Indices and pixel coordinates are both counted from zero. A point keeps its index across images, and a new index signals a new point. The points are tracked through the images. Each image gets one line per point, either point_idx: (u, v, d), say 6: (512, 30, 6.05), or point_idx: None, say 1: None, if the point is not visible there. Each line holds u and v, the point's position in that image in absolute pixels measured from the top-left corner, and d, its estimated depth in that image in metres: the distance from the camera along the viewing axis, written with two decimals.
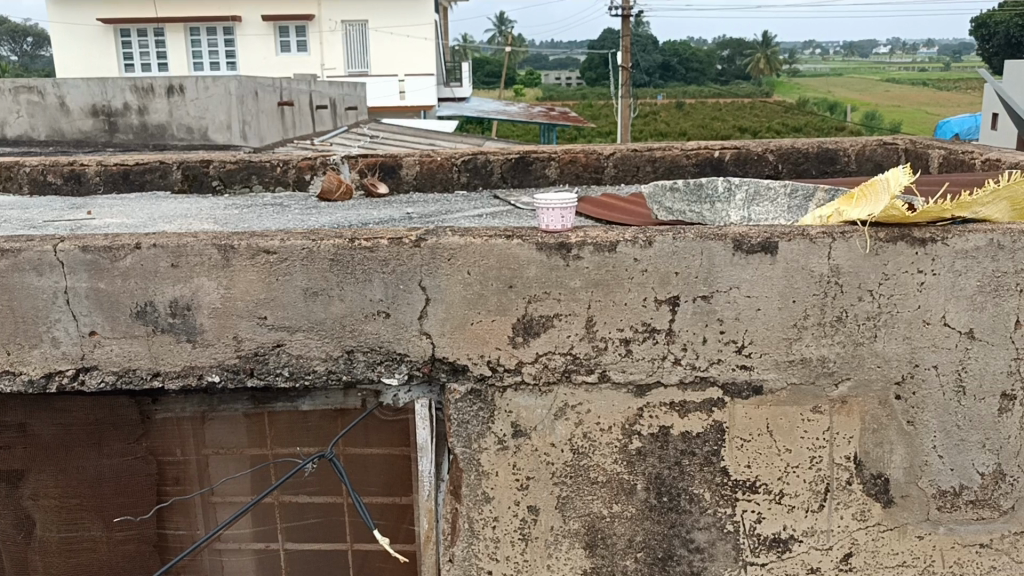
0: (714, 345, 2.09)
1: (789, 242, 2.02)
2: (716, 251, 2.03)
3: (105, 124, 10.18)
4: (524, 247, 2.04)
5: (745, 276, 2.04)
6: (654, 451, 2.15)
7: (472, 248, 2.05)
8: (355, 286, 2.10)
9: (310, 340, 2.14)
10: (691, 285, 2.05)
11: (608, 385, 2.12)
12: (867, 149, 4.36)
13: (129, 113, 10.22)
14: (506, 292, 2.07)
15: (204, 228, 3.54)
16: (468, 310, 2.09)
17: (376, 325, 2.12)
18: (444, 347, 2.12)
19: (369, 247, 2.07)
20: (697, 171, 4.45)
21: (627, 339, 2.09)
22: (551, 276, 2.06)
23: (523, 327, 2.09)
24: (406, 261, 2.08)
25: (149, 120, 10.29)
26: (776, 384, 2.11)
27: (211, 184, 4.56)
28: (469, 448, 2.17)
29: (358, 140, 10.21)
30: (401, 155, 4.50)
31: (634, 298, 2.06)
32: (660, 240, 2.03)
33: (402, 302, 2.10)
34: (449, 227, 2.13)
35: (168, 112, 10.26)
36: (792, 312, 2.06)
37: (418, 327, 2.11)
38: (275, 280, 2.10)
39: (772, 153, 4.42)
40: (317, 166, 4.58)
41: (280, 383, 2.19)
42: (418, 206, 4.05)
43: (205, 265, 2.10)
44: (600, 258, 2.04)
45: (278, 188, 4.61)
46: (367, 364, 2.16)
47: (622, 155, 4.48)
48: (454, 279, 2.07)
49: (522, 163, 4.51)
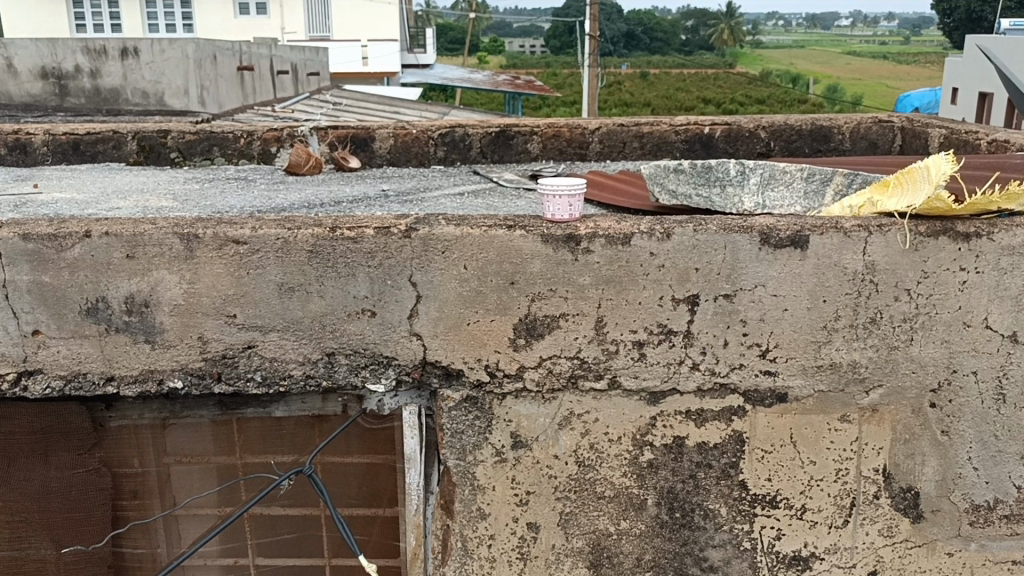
0: (736, 349, 1.89)
1: (821, 236, 1.82)
2: (741, 245, 1.83)
3: (53, 87, 9.69)
4: (528, 239, 1.82)
5: (772, 273, 1.84)
6: (667, 463, 1.96)
7: (470, 240, 1.82)
8: (336, 281, 1.87)
9: (286, 341, 1.91)
10: (713, 283, 1.85)
11: (618, 392, 1.92)
12: (863, 127, 4.18)
13: (79, 76, 9.74)
14: (506, 290, 1.86)
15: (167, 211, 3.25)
16: (464, 309, 1.87)
17: (360, 325, 1.90)
18: (436, 350, 1.90)
19: (353, 238, 1.84)
20: (685, 148, 4.25)
21: (641, 342, 1.88)
22: (558, 273, 1.84)
23: (525, 329, 1.88)
24: (395, 255, 1.85)
25: (100, 82, 9.84)
26: (802, 391, 1.92)
27: (169, 156, 4.26)
28: (463, 461, 1.96)
29: (321, 107, 9.85)
30: (374, 127, 4.23)
31: (649, 297, 1.86)
32: (679, 232, 1.82)
33: (389, 299, 1.88)
34: (442, 215, 1.90)
35: (122, 76, 9.79)
36: (822, 312, 1.87)
37: (408, 328, 1.89)
38: (245, 274, 1.86)
39: (764, 130, 4.22)
40: (283, 138, 4.30)
41: (250, 390, 1.95)
42: (393, 182, 3.80)
43: (166, 257, 1.85)
44: (613, 252, 1.83)
45: (241, 161, 4.33)
46: (350, 368, 1.93)
47: (608, 130, 4.26)
48: (448, 274, 1.85)
49: (502, 137, 4.27)
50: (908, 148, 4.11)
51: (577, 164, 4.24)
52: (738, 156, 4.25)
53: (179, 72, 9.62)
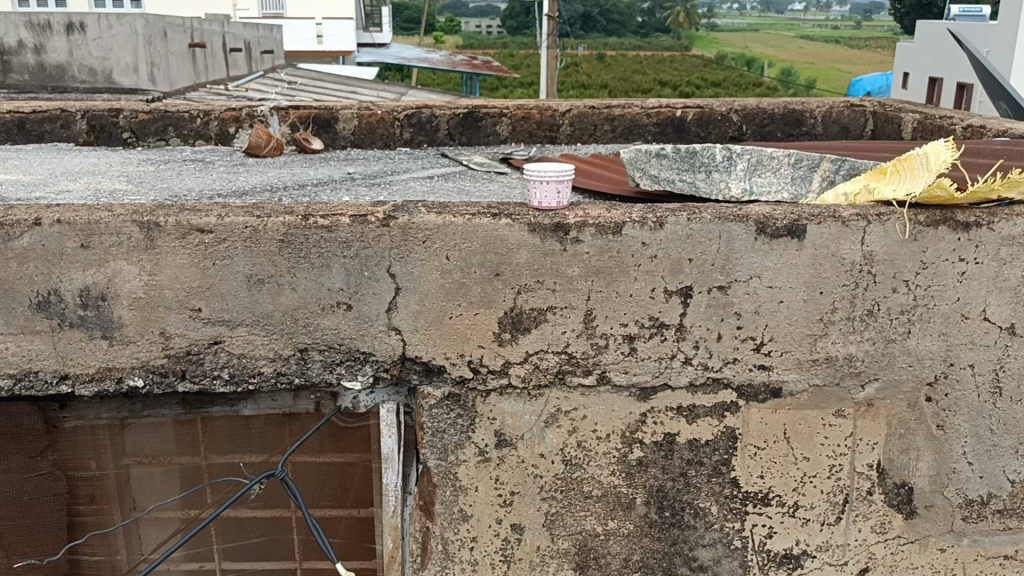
0: (729, 343, 1.82)
1: (818, 225, 1.75)
2: (736, 235, 1.75)
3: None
4: (514, 228, 1.73)
5: (768, 264, 1.77)
6: (657, 461, 1.88)
7: (452, 229, 1.73)
8: (310, 273, 1.76)
9: (255, 336, 1.79)
10: (707, 275, 1.77)
11: (607, 388, 1.84)
12: (835, 111, 4.13)
13: (23, 51, 8.65)
14: (491, 281, 1.76)
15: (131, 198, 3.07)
16: (446, 302, 1.78)
17: (334, 320, 1.79)
18: (416, 345, 1.80)
19: (328, 227, 1.73)
20: (657, 131, 4.17)
21: (631, 335, 1.80)
22: (545, 263, 1.76)
23: (510, 322, 1.79)
24: (373, 244, 1.75)
25: (46, 58, 8.71)
26: (796, 386, 1.86)
27: (122, 136, 4.07)
28: (444, 461, 1.86)
29: (278, 86, 9.60)
30: (337, 107, 4.09)
31: (641, 289, 1.77)
32: (672, 221, 1.74)
33: (366, 292, 1.77)
34: (421, 202, 1.80)
35: (66, 51, 8.70)
36: (818, 304, 1.80)
37: (386, 322, 1.79)
38: (211, 265, 1.75)
39: (736, 113, 4.16)
40: (242, 118, 4.13)
41: (217, 388, 1.83)
42: (358, 165, 3.67)
43: (125, 246, 1.72)
44: (603, 242, 1.74)
45: (198, 142, 4.16)
46: (324, 365, 1.82)
47: (579, 112, 4.16)
48: (430, 265, 1.76)
49: (471, 119, 4.15)
50: (880, 133, 4.07)
51: (547, 146, 4.14)
52: (710, 140, 4.18)
53: (128, 49, 8.63)
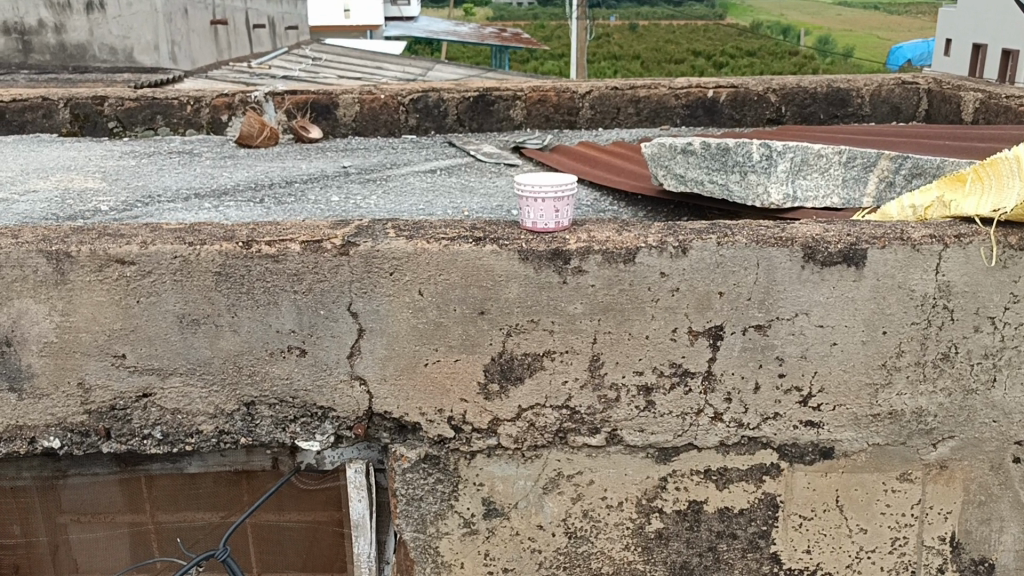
0: (769, 394, 1.48)
1: (881, 250, 1.40)
2: (778, 262, 1.41)
3: (16, 43, 7.04)
4: (501, 256, 1.41)
5: (818, 298, 1.43)
6: (680, 533, 1.56)
7: (425, 257, 1.41)
8: (254, 312, 1.44)
9: (191, 387, 1.48)
10: (742, 312, 1.44)
11: (619, 449, 1.51)
12: (885, 90, 3.72)
13: (42, 30, 7.04)
14: (474, 321, 1.44)
15: (100, 202, 2.73)
16: (420, 347, 1.45)
17: (285, 367, 1.47)
18: (384, 398, 1.48)
19: (274, 256, 1.42)
20: (686, 114, 3.79)
21: (648, 386, 1.47)
22: (540, 299, 1.43)
23: (499, 371, 1.46)
24: (329, 278, 1.43)
25: (66, 37, 7.10)
26: (852, 446, 1.51)
27: (107, 126, 3.78)
28: (422, 534, 1.55)
29: (300, 62, 9.28)
30: (337, 92, 3.74)
31: (659, 330, 1.44)
32: (699, 246, 1.40)
33: (323, 334, 1.45)
34: (391, 225, 1.48)
35: (87, 29, 7.07)
36: (880, 348, 1.45)
37: (348, 371, 1.47)
38: (134, 303, 1.44)
39: (774, 93, 3.76)
40: (235, 105, 3.79)
41: (147, 449, 1.53)
42: (356, 156, 3.35)
43: (31, 282, 1.42)
44: (611, 273, 1.41)
45: (188, 131, 3.83)
46: (275, 423, 1.51)
47: (600, 94, 3.79)
48: (399, 302, 1.43)
49: (482, 102, 3.79)
50: (935, 113, 3.65)
51: (565, 133, 3.78)
52: (745, 123, 3.79)
53: (150, 25, 7.08)
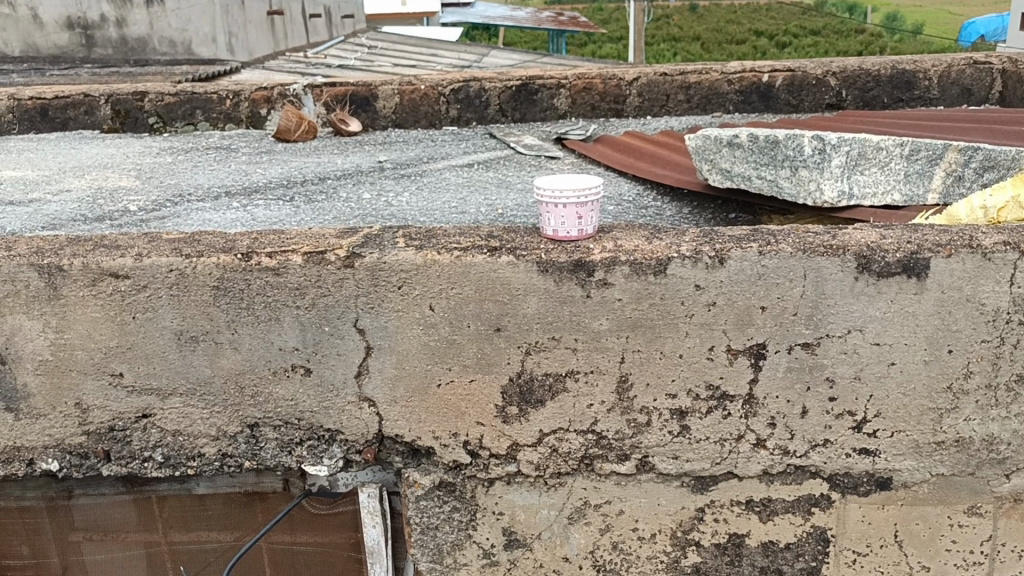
0: (818, 419, 1.33)
1: (946, 259, 1.24)
2: (828, 272, 1.27)
3: (80, 38, 6.52)
4: (519, 268, 1.28)
5: (873, 313, 1.28)
6: (719, 567, 1.44)
7: (436, 270, 1.29)
8: (255, 329, 1.35)
9: (191, 407, 1.40)
10: (787, 328, 1.29)
11: (651, 477, 1.38)
12: (955, 70, 3.48)
13: (105, 25, 6.52)
14: (490, 338, 1.32)
15: (131, 202, 2.66)
16: (432, 367, 1.34)
17: (289, 387, 1.37)
18: (395, 421, 1.38)
19: (274, 268, 1.32)
20: (740, 100, 3.60)
21: (682, 410, 1.34)
22: (562, 315, 1.30)
23: (518, 393, 1.34)
24: (333, 292, 1.32)
25: (127, 31, 6.56)
26: (912, 476, 1.36)
27: (147, 122, 3.73)
28: (440, 564, 1.46)
29: (354, 50, 9.23)
30: (377, 83, 3.61)
31: (694, 348, 1.31)
32: (738, 257, 1.26)
33: (328, 352, 1.35)
34: (401, 234, 1.37)
35: (147, 22, 6.53)
36: (945, 369, 1.30)
37: (356, 392, 1.37)
38: (130, 320, 1.35)
39: (835, 76, 3.54)
40: (274, 99, 3.70)
41: (149, 472, 1.45)
42: (393, 150, 3.24)
43: (22, 298, 1.34)
44: (639, 286, 1.28)
45: (228, 125, 3.76)
46: (280, 446, 1.42)
47: (648, 80, 3.61)
48: (409, 318, 1.32)
49: (525, 91, 3.64)
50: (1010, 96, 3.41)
51: (611, 122, 3.61)
52: (802, 108, 3.59)
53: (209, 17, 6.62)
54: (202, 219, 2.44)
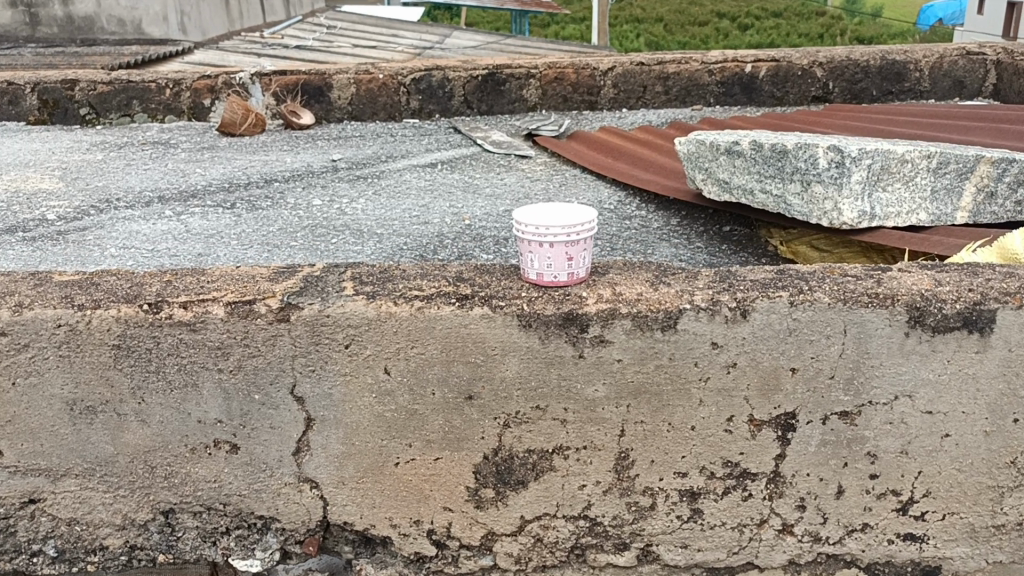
0: (855, 501, 1.11)
1: (1016, 313, 1.02)
2: (873, 328, 1.04)
3: (24, 16, 5.42)
4: (495, 324, 1.04)
5: (925, 376, 1.05)
6: None
7: (393, 325, 1.04)
8: (168, 397, 1.09)
9: (90, 491, 1.14)
10: (821, 395, 1.06)
11: (654, 568, 1.16)
12: (947, 61, 3.26)
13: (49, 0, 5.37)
14: (460, 409, 1.07)
15: (50, 209, 2.35)
16: (388, 443, 1.09)
17: (212, 466, 1.12)
18: (344, 506, 1.13)
19: (190, 323, 1.05)
20: (721, 92, 3.36)
21: (693, 492, 1.11)
22: (548, 380, 1.06)
23: (495, 473, 1.10)
24: (264, 353, 1.06)
25: (74, 8, 5.38)
26: (963, 564, 1.15)
27: (78, 113, 3.37)
28: None
29: (312, 28, 8.82)
30: (331, 71, 3.29)
31: (708, 419, 1.07)
32: (763, 308, 1.03)
33: (259, 425, 1.10)
34: (350, 277, 1.11)
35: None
36: (1011, 443, 1.07)
37: (294, 472, 1.12)
38: (8, 388, 1.08)
39: (821, 66, 3.31)
40: (219, 88, 3.33)
41: (38, 569, 1.19)
42: (348, 146, 2.96)
43: None
44: (642, 345, 1.04)
45: (168, 117, 3.38)
46: (201, 536, 1.16)
47: (624, 70, 3.35)
48: (359, 385, 1.07)
49: (492, 81, 3.35)
50: (1004, 88, 3.21)
51: (585, 115, 3.35)
52: (787, 100, 3.36)
53: None
54: (128, 231, 2.15)
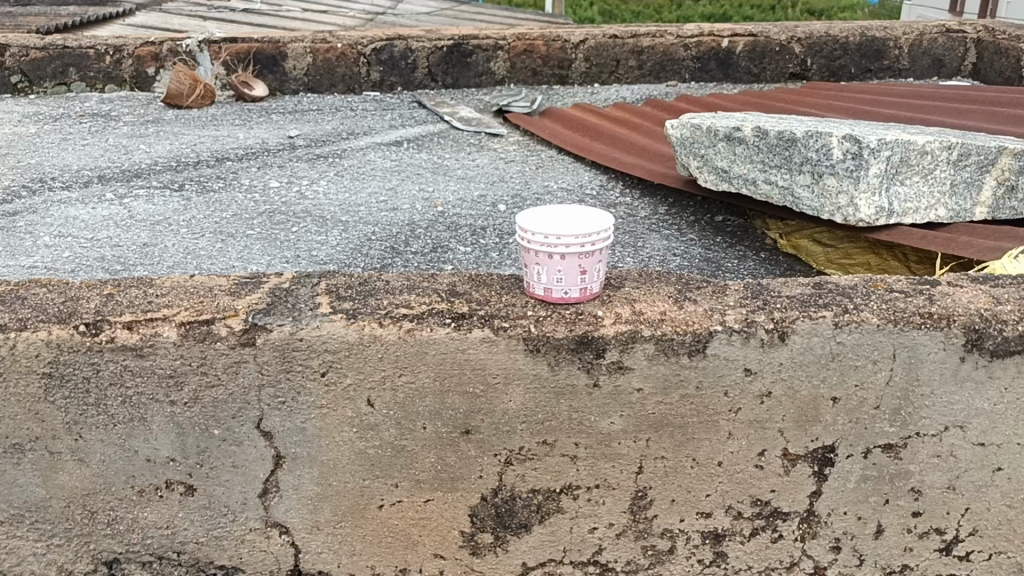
0: (895, 540, 1.00)
1: None
2: (925, 353, 0.91)
3: None
4: (498, 349, 0.89)
5: (980, 405, 0.94)
6: None
7: (378, 351, 0.89)
8: (111, 435, 0.92)
9: (19, 540, 0.97)
10: (864, 428, 0.94)
11: None
12: (927, 39, 3.13)
13: None
14: (455, 444, 0.93)
15: None
16: (372, 483, 0.95)
17: (164, 511, 0.96)
18: (320, 554, 0.99)
19: (136, 348, 0.89)
20: (696, 67, 3.20)
21: (717, 533, 0.99)
22: (558, 412, 0.92)
23: (494, 515, 0.97)
24: (225, 383, 0.90)
25: None
26: None
27: (10, 80, 3.10)
28: None
29: None
30: (285, 40, 3.08)
31: (737, 454, 0.95)
32: (804, 330, 0.90)
33: (219, 464, 0.94)
34: (325, 292, 0.95)
35: None
36: None
37: (260, 516, 0.97)
38: None
39: (799, 42, 3.17)
40: (163, 56, 3.09)
41: None
42: (305, 121, 2.77)
43: None
44: (666, 374, 0.91)
45: (108, 87, 3.14)
46: None
47: (596, 43, 3.17)
48: (337, 418, 0.92)
49: (457, 53, 3.16)
50: (985, 67, 3.10)
51: (555, 90, 3.18)
52: (764, 77, 3.22)
53: None
54: (64, 216, 1.95)
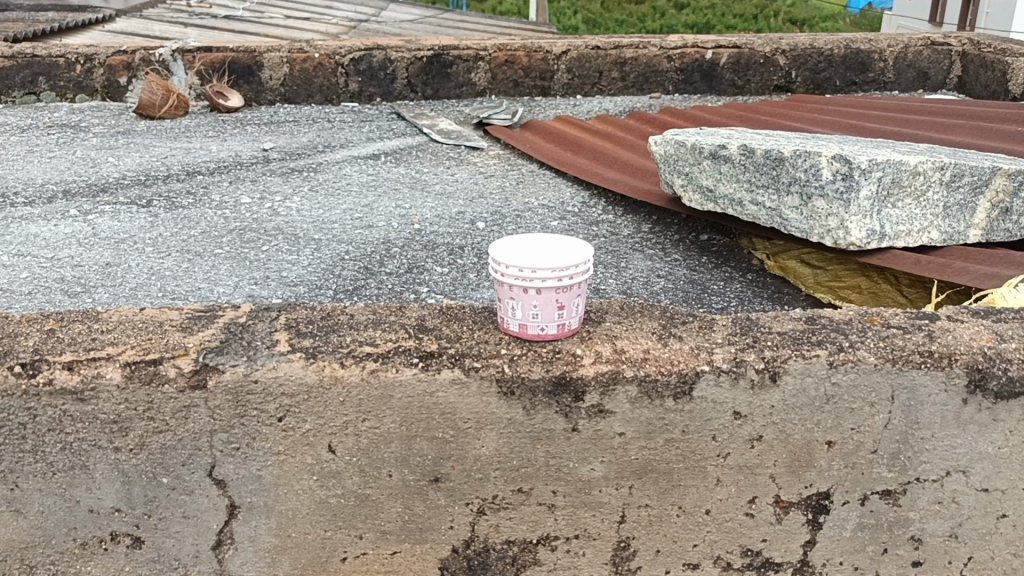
0: None
1: None
2: (926, 395, 0.86)
3: None
4: (470, 392, 0.83)
5: (983, 449, 0.88)
6: None
7: (340, 394, 0.82)
8: (50, 484, 0.85)
9: None
10: (862, 474, 0.88)
11: None
12: (912, 51, 3.09)
13: None
14: (424, 493, 0.87)
15: None
16: (335, 534, 0.88)
17: (109, 565, 0.89)
18: None
19: (77, 391, 0.82)
20: (680, 79, 3.15)
21: None
22: (534, 459, 0.86)
23: (466, 568, 0.90)
24: (173, 428, 0.83)
25: None
26: None
27: None
28: None
29: None
30: (261, 50, 3.00)
31: (727, 501, 0.89)
32: (798, 370, 0.84)
33: (168, 515, 0.87)
34: (283, 328, 0.88)
35: None
36: None
37: (214, 570, 0.89)
38: None
39: (784, 54, 3.12)
40: (135, 66, 3.01)
41: None
42: (281, 133, 2.70)
43: None
44: (650, 418, 0.85)
45: (79, 96, 3.05)
46: None
47: (579, 54, 3.11)
48: (296, 465, 0.85)
49: (437, 64, 3.09)
50: (970, 80, 3.07)
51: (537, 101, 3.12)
52: (748, 89, 3.17)
53: None
54: (24, 234, 1.86)
